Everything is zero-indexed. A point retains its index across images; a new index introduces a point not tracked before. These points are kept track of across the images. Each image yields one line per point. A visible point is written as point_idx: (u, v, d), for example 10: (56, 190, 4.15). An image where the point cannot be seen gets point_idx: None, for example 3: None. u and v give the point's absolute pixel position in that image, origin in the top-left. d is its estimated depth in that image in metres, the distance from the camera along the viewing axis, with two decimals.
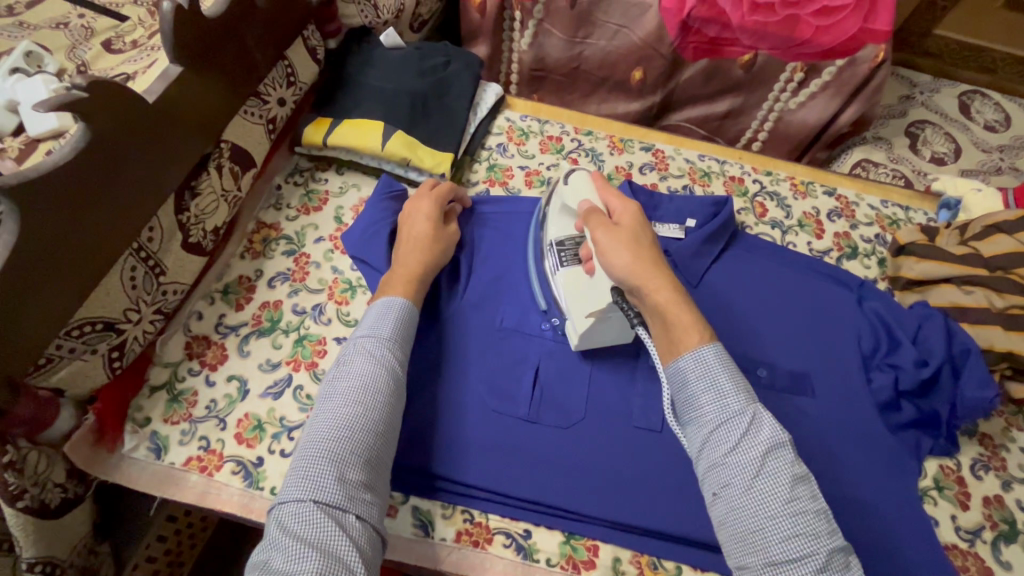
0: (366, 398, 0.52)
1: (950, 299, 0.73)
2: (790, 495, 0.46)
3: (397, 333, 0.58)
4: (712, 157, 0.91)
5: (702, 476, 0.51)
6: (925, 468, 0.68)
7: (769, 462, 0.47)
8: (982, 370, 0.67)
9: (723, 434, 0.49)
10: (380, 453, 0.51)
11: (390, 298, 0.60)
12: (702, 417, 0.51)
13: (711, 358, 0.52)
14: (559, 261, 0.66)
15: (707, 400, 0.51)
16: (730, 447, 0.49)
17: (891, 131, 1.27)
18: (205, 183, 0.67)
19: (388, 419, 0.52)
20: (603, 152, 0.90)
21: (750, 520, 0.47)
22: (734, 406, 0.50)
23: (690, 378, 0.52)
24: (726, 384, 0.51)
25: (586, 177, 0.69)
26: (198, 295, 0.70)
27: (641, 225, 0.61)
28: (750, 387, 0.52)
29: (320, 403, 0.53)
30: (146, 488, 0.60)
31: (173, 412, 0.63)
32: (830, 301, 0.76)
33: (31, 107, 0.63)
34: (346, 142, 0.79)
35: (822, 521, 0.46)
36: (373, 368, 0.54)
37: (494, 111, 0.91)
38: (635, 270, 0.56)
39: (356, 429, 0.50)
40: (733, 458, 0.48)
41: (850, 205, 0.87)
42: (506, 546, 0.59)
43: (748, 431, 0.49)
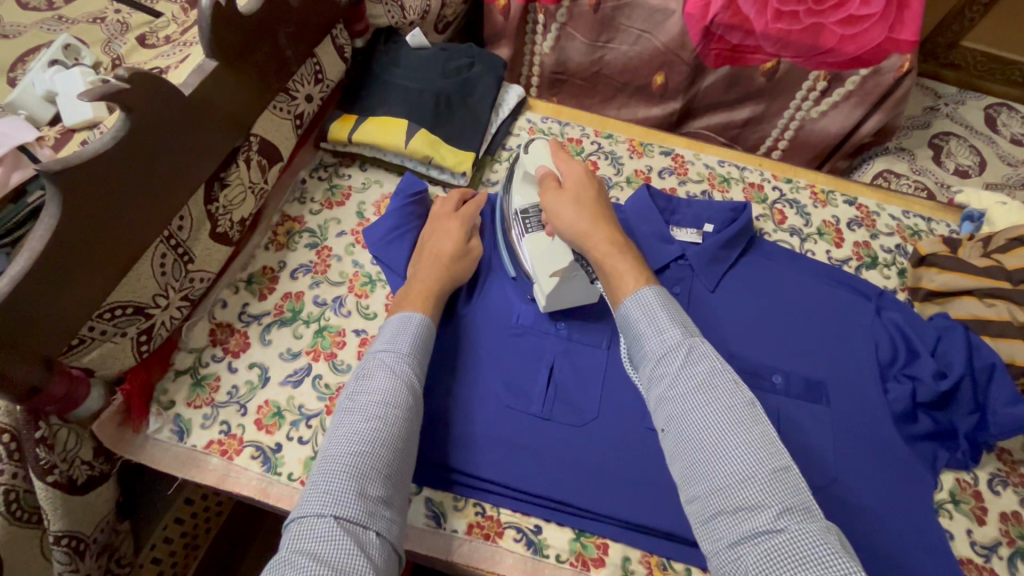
0: (387, 412, 0.53)
1: (971, 311, 0.72)
2: (731, 416, 0.48)
3: (416, 349, 0.59)
4: (732, 162, 0.91)
5: (654, 413, 0.53)
6: (942, 480, 0.67)
7: (706, 387, 0.49)
8: (1009, 388, 0.65)
9: (664, 367, 0.52)
10: (397, 468, 0.52)
11: (409, 313, 0.62)
12: (647, 354, 0.54)
13: (650, 297, 0.56)
14: (524, 228, 0.69)
15: (649, 336, 0.54)
16: (670, 377, 0.51)
17: (914, 143, 1.26)
18: (234, 175, 0.69)
19: (406, 435, 0.53)
20: (622, 155, 0.90)
21: (695, 446, 0.48)
22: (671, 340, 0.53)
23: (634, 318, 0.56)
24: (665, 320, 0.54)
25: (545, 145, 0.72)
26: (223, 285, 0.72)
27: (585, 184, 0.67)
28: (693, 327, 0.55)
29: (338, 417, 0.54)
30: (169, 468, 0.62)
31: (196, 396, 0.65)
32: (848, 310, 0.76)
33: (68, 98, 0.65)
34: (370, 139, 0.80)
35: (764, 442, 0.46)
36: (393, 383, 0.55)
37: (515, 112, 0.92)
38: (579, 231, 0.63)
39: (376, 444, 0.50)
40: (674, 388, 0.51)
41: (871, 215, 0.87)
42: (516, 540, 0.60)
43: (685, 361, 0.52)
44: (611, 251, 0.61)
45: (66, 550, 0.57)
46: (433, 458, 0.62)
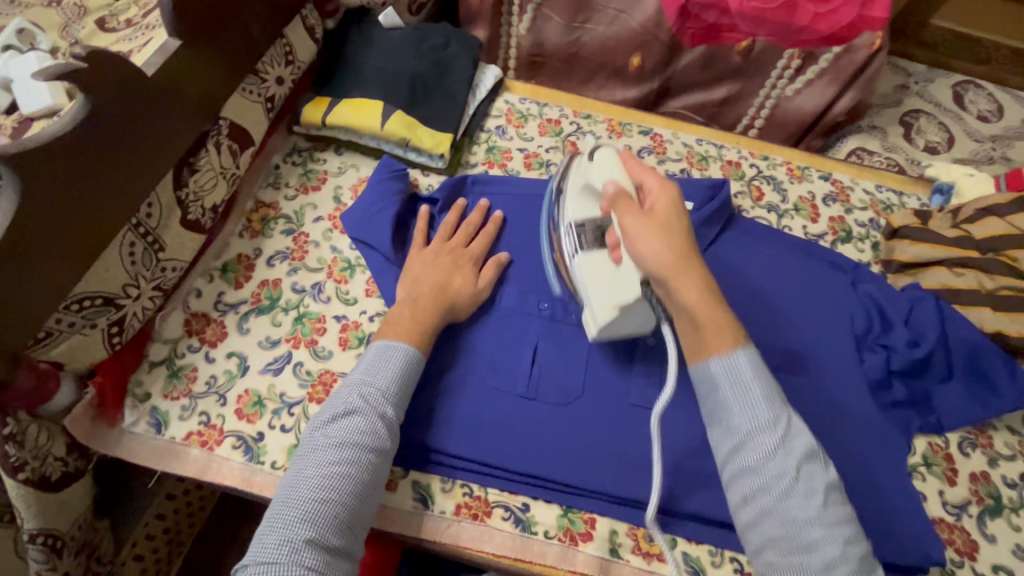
0: (361, 457, 0.52)
1: (941, 281, 0.74)
2: (826, 503, 0.47)
3: (396, 384, 0.57)
4: (710, 141, 0.92)
5: (730, 483, 0.51)
6: (915, 445, 0.68)
7: (803, 471, 0.48)
8: (1001, 362, 0.68)
9: (757, 444, 0.50)
10: (360, 512, 0.51)
11: (392, 343, 0.60)
12: (734, 424, 0.51)
13: (744, 360, 0.52)
14: (578, 244, 0.64)
15: (739, 408, 0.51)
16: (765, 456, 0.49)
17: (886, 120, 1.28)
18: (203, 160, 0.67)
19: (375, 481, 0.53)
20: (601, 135, 0.90)
21: (784, 527, 0.47)
22: (767, 417, 0.50)
23: (723, 386, 0.52)
24: (760, 396, 0.51)
25: (614, 155, 0.66)
26: (198, 273, 0.70)
27: (674, 211, 0.59)
28: (780, 394, 0.52)
29: (305, 450, 0.52)
30: (146, 462, 0.60)
31: (173, 387, 0.63)
32: (824, 283, 0.77)
33: (24, 86, 0.62)
34: (344, 121, 0.78)
35: (852, 528, 0.47)
36: (366, 422, 0.54)
37: (493, 93, 0.91)
38: (666, 263, 0.55)
39: (344, 491, 0.50)
40: (765, 467, 0.49)
41: (846, 189, 0.88)
42: (504, 519, 0.60)
43: (783, 441, 0.49)
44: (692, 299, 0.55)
45: (43, 549, 0.56)
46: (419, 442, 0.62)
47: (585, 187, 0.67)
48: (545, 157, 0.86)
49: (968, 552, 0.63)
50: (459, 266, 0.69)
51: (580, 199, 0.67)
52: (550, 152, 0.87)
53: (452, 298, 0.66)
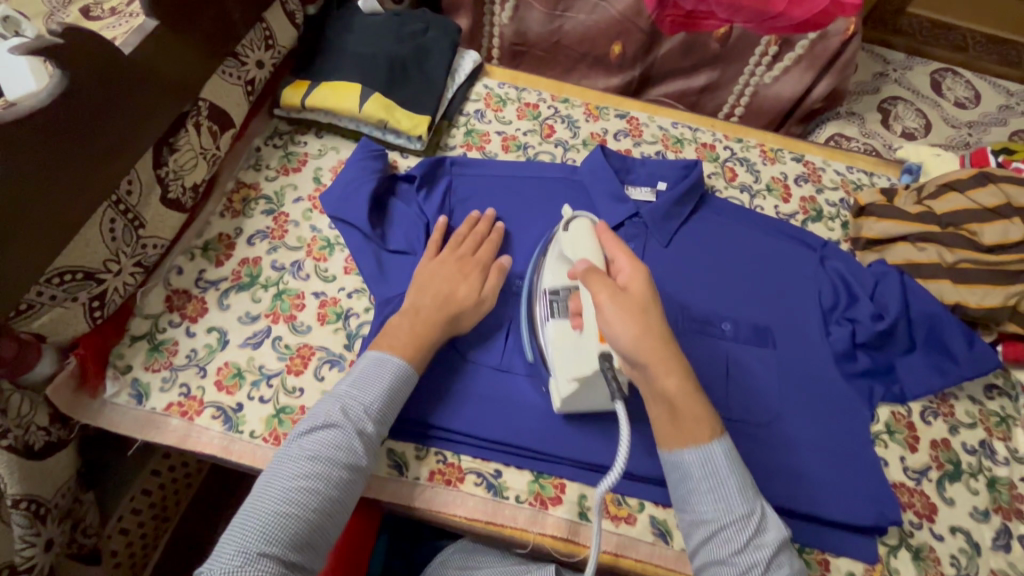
0: (332, 471, 0.53)
1: (905, 256, 0.76)
2: None
3: (381, 404, 0.57)
4: (686, 124, 0.93)
5: (699, 566, 0.51)
6: (878, 414, 0.71)
7: (773, 563, 0.49)
8: (959, 331, 0.70)
9: (730, 533, 0.50)
10: (325, 528, 0.52)
11: (384, 358, 0.60)
12: (709, 517, 0.51)
13: (720, 450, 0.52)
14: (550, 311, 0.62)
15: (712, 495, 0.51)
16: (737, 547, 0.49)
17: (864, 107, 1.30)
18: (183, 140, 0.69)
19: (345, 497, 0.53)
20: (579, 119, 0.92)
21: None
22: (741, 508, 0.50)
23: (695, 472, 0.52)
24: (733, 484, 0.51)
25: (590, 231, 0.62)
26: (179, 251, 0.71)
27: (649, 292, 0.55)
28: (751, 482, 0.53)
29: (282, 457, 0.54)
30: (128, 431, 0.62)
31: (154, 360, 0.65)
32: (793, 260, 0.79)
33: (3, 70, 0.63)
34: (323, 104, 0.80)
35: None
36: (344, 440, 0.54)
37: (472, 78, 0.93)
38: (641, 347, 0.51)
39: (313, 506, 0.51)
40: (737, 559, 0.49)
41: (817, 170, 0.90)
42: (477, 484, 0.62)
43: (755, 532, 0.50)
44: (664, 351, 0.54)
45: (26, 514, 0.56)
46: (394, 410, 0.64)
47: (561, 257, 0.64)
48: (522, 140, 0.88)
49: (926, 514, 0.65)
50: (465, 273, 0.68)
51: (554, 267, 0.64)
52: (528, 135, 0.89)
53: (437, 269, 0.68)
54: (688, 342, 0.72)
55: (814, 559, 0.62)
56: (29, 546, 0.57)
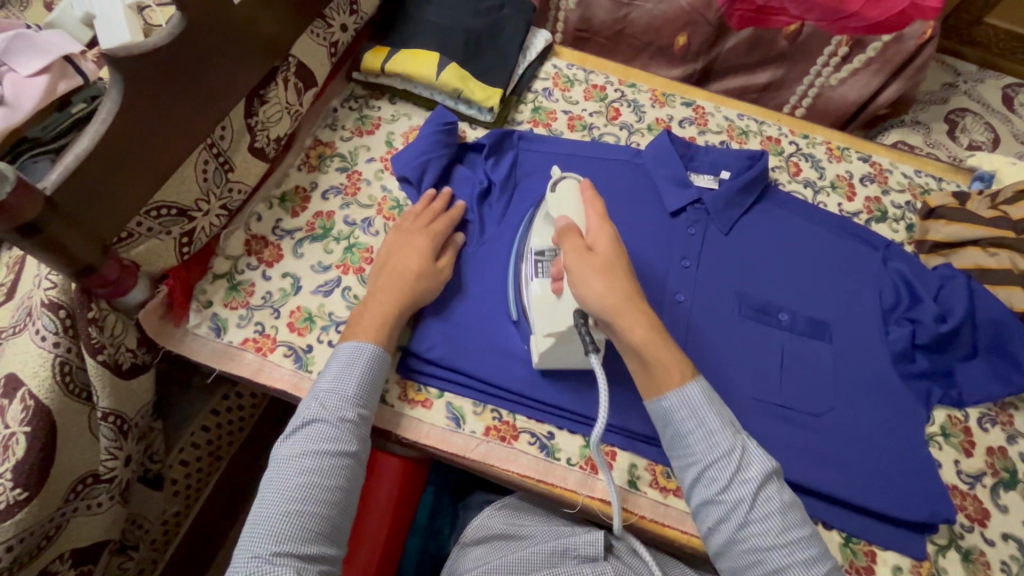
0: (326, 464, 0.53)
1: (974, 261, 0.75)
2: (784, 520, 0.51)
3: (361, 388, 0.58)
4: (752, 117, 0.93)
5: (696, 509, 0.55)
6: (934, 416, 0.70)
7: (761, 494, 0.52)
8: None
9: (716, 471, 0.53)
10: (334, 518, 0.52)
11: (355, 344, 0.60)
12: (694, 457, 0.54)
13: (699, 390, 0.56)
14: (535, 271, 0.64)
15: (697, 435, 0.54)
16: (725, 483, 0.52)
17: (931, 116, 1.27)
18: (273, 94, 0.72)
19: (346, 485, 0.54)
20: (644, 104, 0.92)
21: (749, 546, 0.51)
22: (723, 444, 0.53)
23: (676, 416, 0.55)
24: (713, 422, 0.54)
25: (574, 188, 0.64)
26: (259, 199, 0.75)
27: (616, 249, 0.58)
28: (732, 420, 0.56)
29: (276, 465, 0.54)
30: (206, 360, 0.65)
31: (233, 298, 0.68)
32: (855, 257, 0.79)
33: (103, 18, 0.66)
34: (402, 70, 0.83)
35: (812, 546, 0.51)
36: (330, 430, 0.55)
37: (542, 57, 0.94)
38: (609, 302, 0.55)
39: (313, 499, 0.51)
40: (726, 494, 0.52)
41: (884, 171, 0.89)
42: (531, 443, 0.64)
43: (739, 465, 0.53)
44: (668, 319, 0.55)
45: (112, 427, 0.60)
46: (412, 364, 0.66)
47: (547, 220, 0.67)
48: (588, 120, 0.89)
49: (978, 519, 0.64)
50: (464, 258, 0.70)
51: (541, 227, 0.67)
52: (593, 116, 0.90)
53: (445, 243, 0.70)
54: (744, 327, 0.72)
55: (861, 550, 0.62)
56: (112, 458, 0.61)
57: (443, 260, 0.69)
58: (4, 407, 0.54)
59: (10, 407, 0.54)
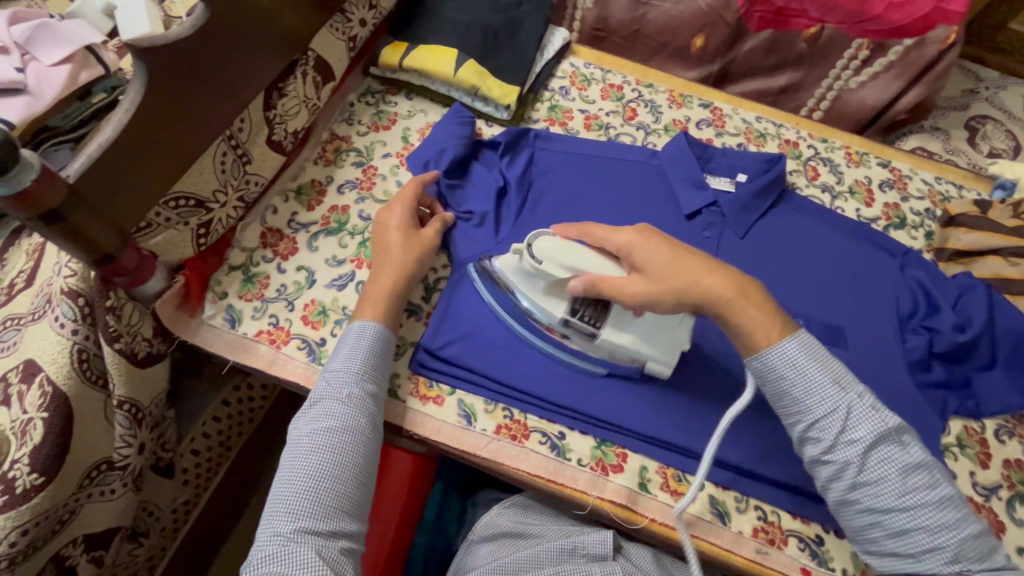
0: (336, 440, 0.53)
1: (995, 270, 0.75)
2: (904, 481, 0.52)
3: (366, 364, 0.59)
4: (770, 119, 0.92)
5: (808, 468, 0.56)
6: (950, 426, 0.69)
7: (875, 454, 0.53)
8: None
9: (825, 432, 0.54)
10: (351, 492, 0.52)
11: (360, 324, 0.61)
12: (802, 416, 0.55)
13: (806, 347, 0.55)
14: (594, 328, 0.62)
15: (804, 397, 0.54)
16: (834, 444, 0.53)
17: (950, 123, 1.25)
18: (291, 87, 0.72)
19: (359, 460, 0.54)
20: (661, 105, 0.92)
21: (869, 506, 0.53)
22: (832, 406, 0.53)
23: (778, 376, 0.55)
24: (819, 382, 0.54)
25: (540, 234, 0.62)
26: (275, 192, 0.75)
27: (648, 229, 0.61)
28: (841, 376, 0.55)
29: (291, 445, 0.54)
30: (220, 351, 0.66)
31: (247, 290, 0.69)
32: (873, 264, 0.78)
33: (125, 9, 0.66)
34: (419, 65, 0.82)
35: (941, 507, 0.51)
36: (338, 407, 0.55)
37: (560, 55, 0.94)
38: (678, 272, 0.56)
39: (327, 474, 0.51)
40: (837, 455, 0.53)
41: (903, 177, 0.88)
42: (541, 442, 0.64)
43: (851, 425, 0.53)
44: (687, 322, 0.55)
45: (127, 415, 0.62)
46: (425, 360, 0.67)
47: (518, 257, 0.63)
48: (605, 120, 0.89)
49: (993, 532, 0.64)
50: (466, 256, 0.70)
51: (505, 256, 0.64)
52: (610, 116, 0.90)
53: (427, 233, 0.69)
54: None
55: None
56: (127, 446, 0.62)
57: (427, 231, 0.69)
58: (22, 391, 0.55)
59: (28, 391, 0.55)
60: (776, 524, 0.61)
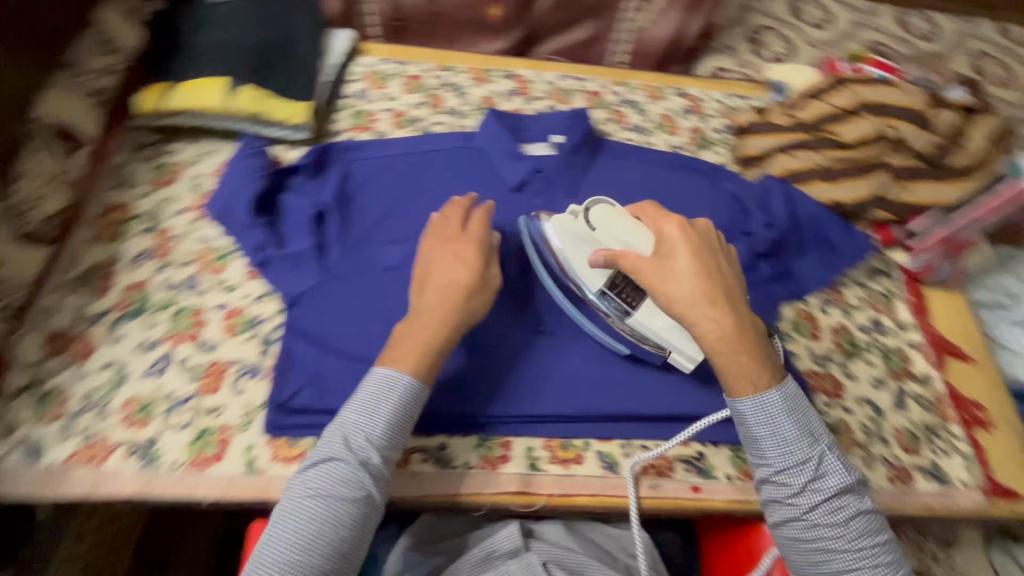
0: (334, 506, 0.50)
1: (784, 166, 0.81)
2: (852, 530, 0.52)
3: (390, 431, 0.54)
4: (571, 76, 0.95)
5: (762, 501, 0.56)
6: (785, 313, 0.76)
7: (835, 501, 0.52)
8: (835, 225, 0.78)
9: (790, 476, 0.53)
10: (340, 562, 0.50)
11: (393, 374, 0.55)
12: (769, 461, 0.54)
13: (776, 399, 0.55)
14: (625, 304, 0.64)
15: (769, 439, 0.54)
16: (795, 488, 0.53)
17: (736, 39, 1.36)
18: (25, 167, 0.61)
19: (355, 530, 0.51)
20: (466, 85, 0.91)
21: (810, 544, 0.52)
22: (800, 453, 0.53)
23: (749, 421, 0.55)
24: (789, 433, 0.54)
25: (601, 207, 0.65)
26: (51, 289, 0.65)
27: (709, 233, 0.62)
28: (812, 430, 0.55)
29: (285, 499, 0.52)
30: (29, 494, 0.55)
31: (44, 411, 0.59)
32: (690, 188, 0.83)
33: None
34: (185, 105, 0.74)
35: (884, 556, 0.52)
36: (343, 476, 0.51)
37: (347, 59, 0.90)
38: (702, 293, 0.57)
39: (319, 542, 0.49)
40: (798, 496, 0.53)
41: (699, 102, 0.94)
42: (425, 461, 0.62)
43: (814, 473, 0.53)
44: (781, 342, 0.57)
45: None
46: (277, 419, 0.60)
47: (572, 218, 0.66)
48: (413, 114, 0.87)
49: (835, 394, 0.72)
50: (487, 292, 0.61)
51: (559, 216, 0.67)
52: (417, 109, 0.87)
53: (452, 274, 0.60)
54: None
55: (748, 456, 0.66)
56: None
57: (493, 269, 0.63)
58: None
59: None
60: (661, 455, 0.65)
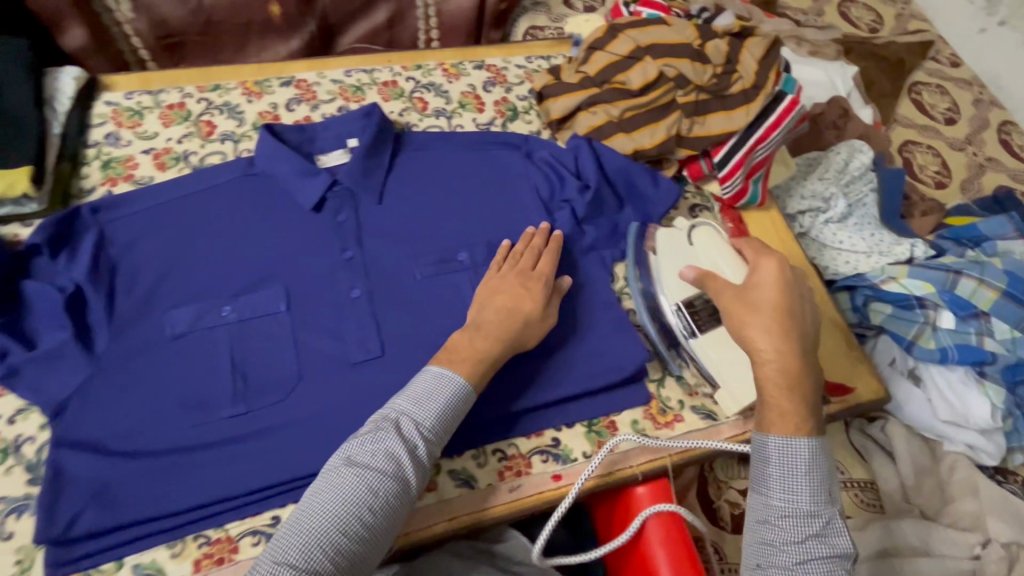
0: (377, 486, 0.49)
1: (588, 124, 0.80)
2: None
3: (442, 416, 0.54)
4: (359, 69, 0.87)
5: (750, 533, 0.52)
6: (616, 273, 0.76)
7: (827, 560, 0.48)
8: (644, 174, 0.77)
9: (791, 520, 0.50)
10: (363, 559, 0.47)
11: (444, 374, 0.55)
12: (773, 500, 0.51)
13: (807, 454, 0.51)
14: (694, 325, 0.66)
15: (781, 479, 0.51)
16: (792, 532, 0.49)
17: None
18: None
19: (383, 523, 0.49)
20: (238, 103, 0.80)
21: None
22: (810, 504, 0.50)
23: (771, 459, 0.52)
24: (804, 482, 0.51)
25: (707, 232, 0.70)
26: None
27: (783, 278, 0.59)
28: (829, 492, 0.51)
29: (311, 489, 0.49)
30: None
31: None
32: (504, 164, 0.79)
33: None
34: None
35: None
36: (384, 457, 0.50)
37: (84, 98, 0.76)
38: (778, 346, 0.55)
39: (350, 531, 0.47)
40: (791, 541, 0.49)
41: (500, 71, 0.90)
42: (255, 544, 0.56)
43: (819, 525, 0.49)
44: (812, 351, 0.56)
45: None
46: (60, 552, 0.53)
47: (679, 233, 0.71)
48: (179, 149, 0.75)
49: None
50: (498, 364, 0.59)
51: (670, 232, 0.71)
52: (184, 142, 0.76)
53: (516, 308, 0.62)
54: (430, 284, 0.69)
55: (602, 427, 0.66)
56: None
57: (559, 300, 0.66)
58: None
59: None
60: (517, 453, 0.63)
